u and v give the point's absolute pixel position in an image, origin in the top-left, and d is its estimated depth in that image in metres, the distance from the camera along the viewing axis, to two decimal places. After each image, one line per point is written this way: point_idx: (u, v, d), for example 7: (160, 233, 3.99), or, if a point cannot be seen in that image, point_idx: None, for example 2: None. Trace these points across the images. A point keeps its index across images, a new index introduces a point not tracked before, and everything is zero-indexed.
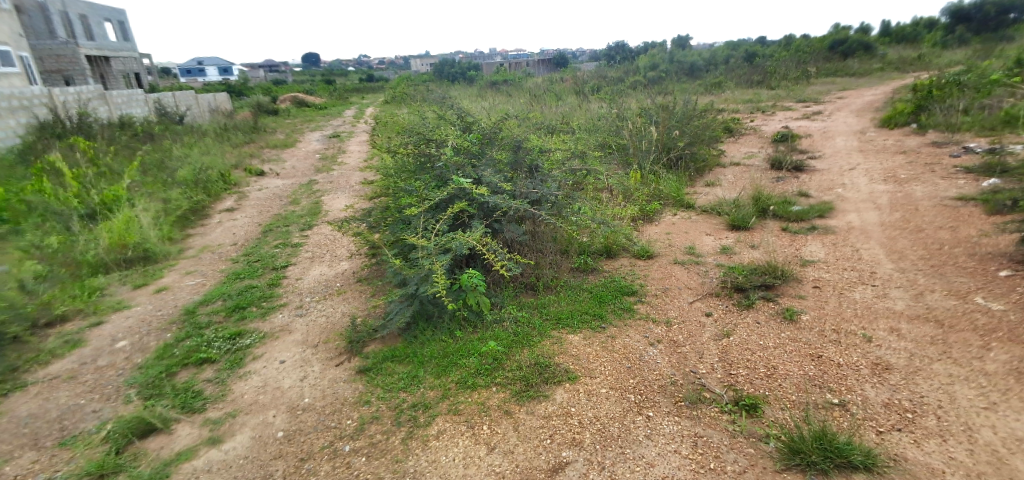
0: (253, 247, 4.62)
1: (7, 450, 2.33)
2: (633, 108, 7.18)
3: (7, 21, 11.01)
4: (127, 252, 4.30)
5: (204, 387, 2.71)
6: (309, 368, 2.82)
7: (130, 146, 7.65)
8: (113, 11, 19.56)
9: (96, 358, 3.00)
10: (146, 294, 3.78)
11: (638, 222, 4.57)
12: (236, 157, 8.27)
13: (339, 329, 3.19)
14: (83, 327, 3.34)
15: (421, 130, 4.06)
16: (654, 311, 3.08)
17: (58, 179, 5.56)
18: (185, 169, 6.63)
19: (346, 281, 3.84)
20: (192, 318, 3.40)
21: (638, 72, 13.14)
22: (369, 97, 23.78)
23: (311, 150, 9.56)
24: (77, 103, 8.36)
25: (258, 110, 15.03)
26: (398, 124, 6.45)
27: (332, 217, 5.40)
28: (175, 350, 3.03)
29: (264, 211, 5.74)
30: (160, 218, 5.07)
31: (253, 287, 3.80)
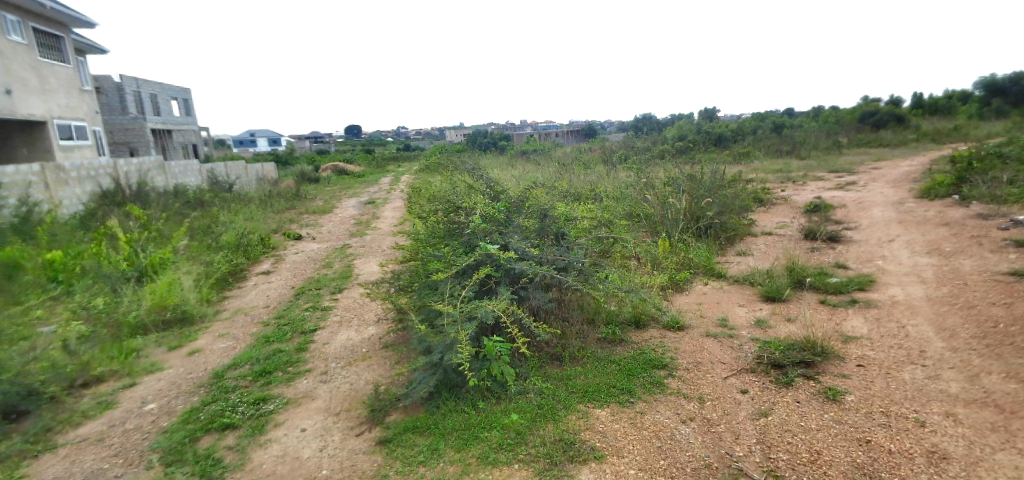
0: (285, 310, 4.73)
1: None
2: (661, 177, 7.26)
3: (87, 100, 12.23)
4: (166, 314, 4.46)
5: (225, 454, 2.69)
6: (329, 437, 2.78)
7: (180, 212, 8.13)
8: (179, 90, 21.55)
9: (124, 420, 3.05)
10: (179, 356, 3.87)
11: (667, 291, 4.49)
12: (276, 223, 8.67)
13: (361, 396, 3.17)
14: (117, 388, 3.41)
15: (451, 198, 4.19)
16: (686, 386, 2.95)
17: (113, 244, 5.92)
18: (229, 233, 6.97)
19: (373, 347, 3.85)
20: (220, 381, 3.43)
21: (666, 142, 13.40)
22: (405, 165, 24.87)
23: (347, 216, 9.95)
24: (137, 173, 9.05)
25: (302, 177, 15.88)
26: (431, 192, 6.69)
27: (362, 280, 5.52)
28: (200, 414, 3.05)
29: (298, 274, 5.92)
30: (200, 281, 5.28)
31: (281, 351, 3.84)
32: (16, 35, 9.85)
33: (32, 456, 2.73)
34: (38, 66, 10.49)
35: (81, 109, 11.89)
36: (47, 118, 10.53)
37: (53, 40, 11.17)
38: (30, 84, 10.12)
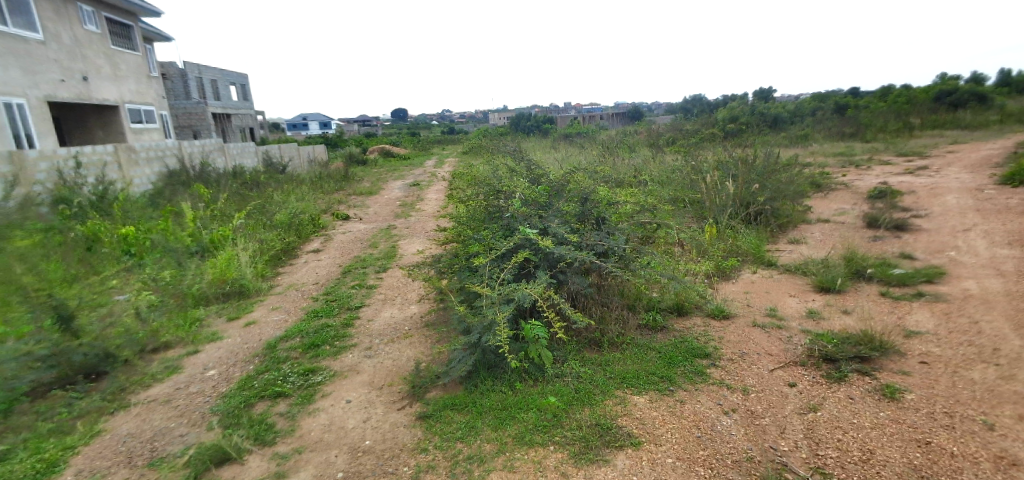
0: (333, 287, 4.90)
1: (107, 465, 2.53)
2: (710, 161, 7.00)
3: (154, 86, 12.95)
4: (225, 287, 4.72)
5: (277, 420, 2.84)
6: (372, 410, 2.88)
7: (239, 191, 8.53)
8: (237, 75, 22.49)
9: (188, 384, 3.26)
10: (237, 326, 4.09)
11: (713, 279, 4.36)
12: (326, 203, 8.98)
13: (403, 372, 3.26)
14: (182, 354, 3.64)
15: (492, 181, 4.20)
16: (729, 377, 2.86)
17: (178, 221, 6.29)
18: (282, 212, 7.26)
19: (415, 325, 3.94)
20: (273, 352, 3.61)
21: (716, 124, 12.89)
22: (449, 148, 25.08)
23: (393, 197, 10.18)
24: (199, 155, 9.56)
25: (351, 159, 16.33)
26: (473, 174, 6.74)
27: (406, 260, 5.66)
28: (255, 382, 3.22)
29: (345, 253, 6.11)
30: (256, 257, 5.55)
31: (329, 326, 4.00)
32: (91, 25, 10.48)
33: (109, 413, 2.96)
34: (111, 54, 11.16)
35: (149, 94, 12.61)
36: (119, 104, 11.23)
37: (123, 29, 11.83)
38: (103, 71, 10.79)
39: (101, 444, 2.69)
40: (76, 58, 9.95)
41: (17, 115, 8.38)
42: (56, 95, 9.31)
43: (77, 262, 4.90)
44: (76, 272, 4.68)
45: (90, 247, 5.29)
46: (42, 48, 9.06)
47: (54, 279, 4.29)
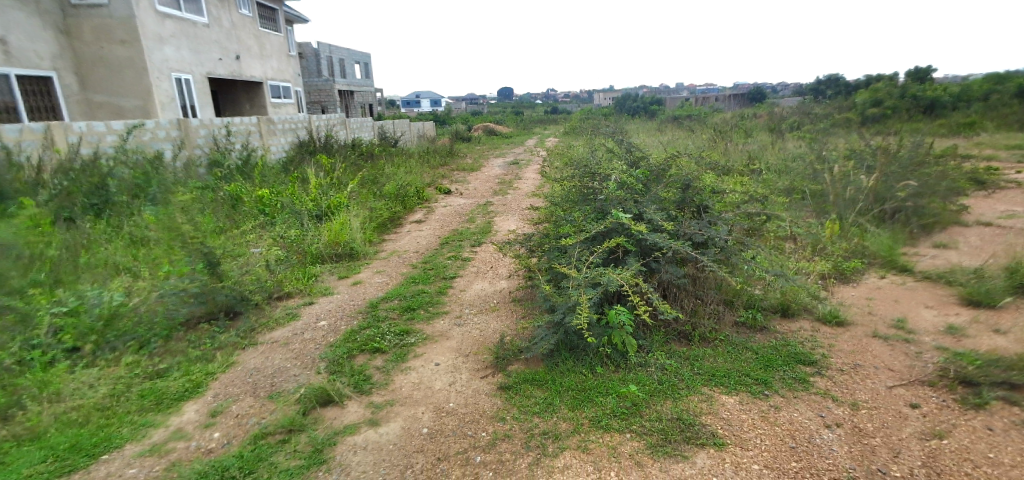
0: (431, 256, 5.16)
1: (237, 392, 2.90)
2: (840, 150, 6.26)
3: (292, 64, 14.31)
4: (339, 248, 5.16)
5: (373, 373, 3.07)
6: (458, 375, 3.01)
7: (356, 161, 9.22)
8: (361, 54, 24.17)
9: (303, 331, 3.61)
10: (346, 284, 4.48)
11: (829, 280, 3.95)
12: (431, 177, 9.42)
13: (489, 343, 3.36)
14: (300, 304, 4.06)
15: (589, 163, 4.15)
16: (837, 388, 2.58)
17: (303, 186, 6.95)
18: (391, 183, 7.74)
19: (504, 299, 4.04)
20: (374, 311, 3.90)
21: (852, 108, 11.45)
22: (552, 128, 25.03)
23: (493, 174, 10.40)
24: (325, 128, 10.46)
25: (457, 136, 16.90)
26: (573, 154, 6.67)
27: (499, 236, 5.79)
28: (357, 336, 3.50)
29: (444, 225, 6.39)
30: (367, 223, 5.98)
31: (424, 292, 4.23)
32: (245, 9, 11.78)
33: (240, 348, 3.39)
34: (260, 35, 12.49)
35: (288, 72, 13.98)
36: (263, 80, 12.56)
37: (269, 12, 13.14)
38: (253, 50, 12.12)
39: (233, 373, 3.10)
40: (232, 39, 11.26)
41: (185, 89, 9.70)
42: (215, 71, 10.63)
43: (224, 217, 5.62)
44: (223, 225, 5.37)
45: (235, 205, 6.04)
46: (207, 30, 10.35)
47: (207, 230, 4.96)
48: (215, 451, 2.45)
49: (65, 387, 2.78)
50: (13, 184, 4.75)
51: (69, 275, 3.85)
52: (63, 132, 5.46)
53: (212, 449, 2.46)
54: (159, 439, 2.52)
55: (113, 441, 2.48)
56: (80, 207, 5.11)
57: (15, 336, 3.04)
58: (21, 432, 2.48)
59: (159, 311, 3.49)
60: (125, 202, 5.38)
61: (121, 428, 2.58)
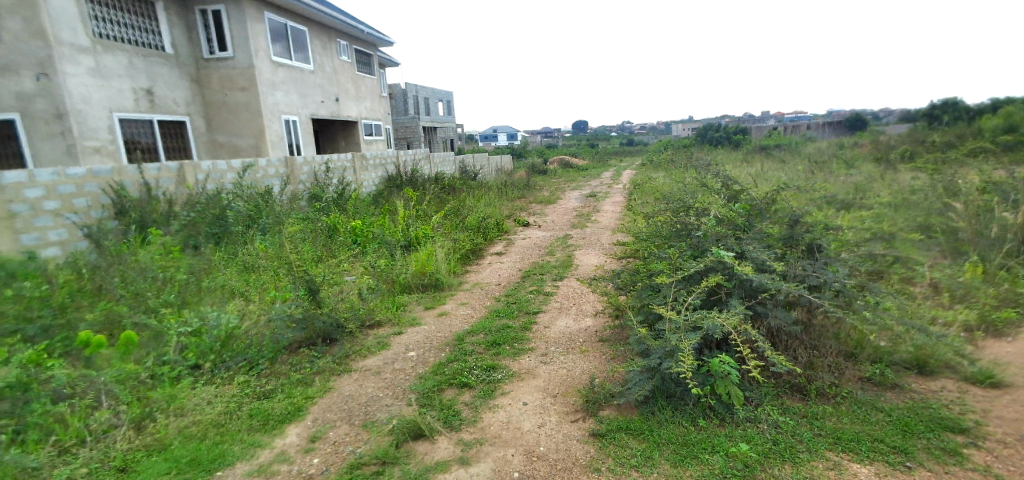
0: (513, 289, 5.14)
1: (333, 418, 2.97)
2: (969, 183, 5.60)
3: (383, 104, 15.28)
4: (425, 278, 5.28)
5: (463, 408, 3.03)
6: (547, 417, 2.90)
7: (439, 194, 9.52)
8: (443, 92, 25.51)
9: (394, 360, 3.67)
10: (432, 315, 4.54)
11: (971, 332, 3.45)
12: (509, 210, 9.54)
13: (579, 385, 3.23)
14: (390, 333, 4.14)
15: (683, 198, 4.01)
16: (1001, 465, 2.19)
17: (392, 218, 7.24)
18: (472, 215, 7.90)
19: (590, 339, 3.90)
20: (461, 344, 3.89)
21: (975, 136, 10.31)
22: (628, 160, 24.71)
23: (571, 207, 10.37)
24: (411, 163, 10.97)
25: (533, 169, 17.11)
26: (659, 187, 6.49)
27: (582, 271, 5.68)
28: (445, 369, 3.50)
29: (525, 257, 6.39)
30: (451, 253, 6.09)
31: (509, 327, 4.18)
32: (345, 56, 12.81)
33: (336, 374, 3.49)
34: (357, 78, 13.49)
35: (379, 110, 14.93)
36: (357, 118, 13.47)
37: (365, 57, 14.20)
38: (350, 92, 13.09)
39: (330, 400, 3.17)
40: (333, 83, 12.23)
41: (291, 129, 10.58)
42: (317, 112, 11.51)
43: (322, 245, 5.94)
44: (321, 253, 5.66)
45: (331, 235, 6.37)
46: (312, 77, 11.33)
47: (308, 257, 5.24)
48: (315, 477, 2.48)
49: (187, 401, 2.97)
50: (152, 216, 5.43)
51: (193, 296, 4.19)
52: (193, 170, 6.07)
53: (312, 475, 2.50)
54: (264, 460, 2.61)
55: (226, 458, 2.60)
56: (203, 236, 5.61)
57: (149, 352, 3.34)
58: (151, 442, 2.67)
59: (266, 335, 3.70)
60: (240, 231, 5.87)
61: (232, 445, 2.70)
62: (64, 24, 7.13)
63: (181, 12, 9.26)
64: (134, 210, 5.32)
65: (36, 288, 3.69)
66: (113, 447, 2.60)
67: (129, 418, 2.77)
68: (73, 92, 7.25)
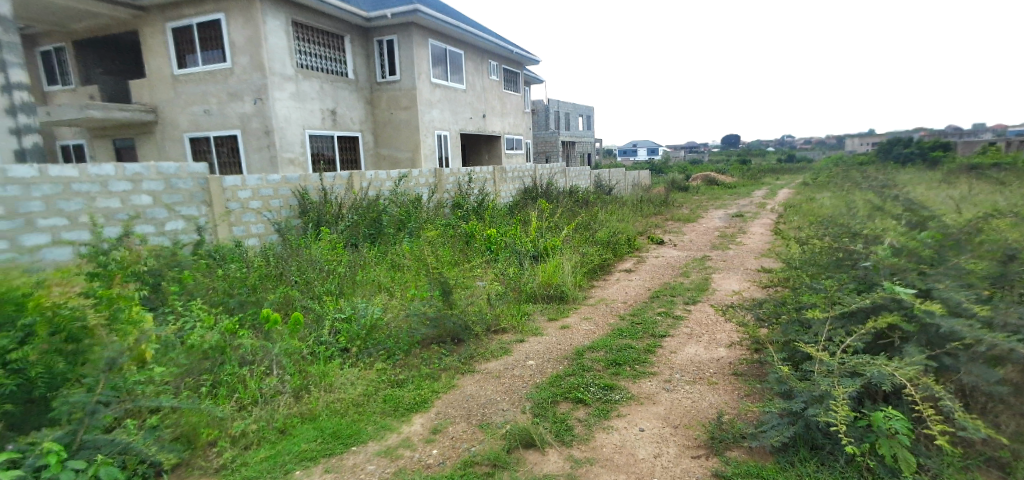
0: (640, 309, 4.97)
1: (455, 414, 3.16)
2: None
3: (526, 119, 15.90)
4: (550, 290, 5.35)
5: (576, 424, 3.01)
6: (664, 448, 2.75)
7: (572, 207, 9.57)
8: (585, 107, 25.74)
9: (513, 367, 3.78)
10: (555, 327, 4.58)
11: None
12: (643, 226, 9.24)
13: (703, 419, 3.01)
14: (513, 340, 4.28)
15: (846, 223, 3.57)
16: None
17: (524, 229, 7.47)
18: (604, 229, 7.80)
19: (720, 371, 3.60)
20: (580, 359, 3.86)
21: None
22: (785, 177, 22.33)
23: (712, 227, 9.70)
24: (547, 176, 11.25)
25: (673, 185, 16.38)
26: (817, 210, 5.78)
27: (718, 296, 5.27)
28: (562, 382, 3.51)
29: (655, 277, 6.14)
30: (579, 267, 6.09)
31: (631, 347, 4.04)
32: (494, 75, 13.63)
33: (461, 373, 3.70)
34: (503, 95, 14.24)
35: (521, 125, 15.56)
36: (501, 132, 14.18)
37: (513, 75, 14.94)
38: (496, 109, 13.86)
39: (451, 397, 3.37)
40: (482, 100, 13.06)
41: (442, 143, 11.51)
42: (465, 128, 12.33)
43: (459, 251, 6.34)
44: (457, 257, 6.05)
45: (467, 241, 6.77)
46: (464, 95, 12.22)
47: (445, 261, 5.63)
48: (432, 467, 2.66)
49: (336, 380, 3.39)
50: (325, 216, 6.30)
51: (348, 288, 4.77)
52: (360, 180, 7.00)
53: (430, 465, 2.68)
54: (392, 443, 2.87)
55: (361, 435, 2.91)
56: (362, 236, 6.36)
57: (312, 332, 3.88)
58: (305, 410, 3.09)
59: (404, 329, 4.06)
60: (392, 233, 6.53)
61: (367, 425, 3.02)
62: (276, 58, 8.66)
63: (362, 42, 10.67)
64: (313, 212, 6.27)
65: (237, 271, 4.53)
66: (277, 410, 3.06)
67: (291, 388, 3.25)
68: (278, 113, 8.74)
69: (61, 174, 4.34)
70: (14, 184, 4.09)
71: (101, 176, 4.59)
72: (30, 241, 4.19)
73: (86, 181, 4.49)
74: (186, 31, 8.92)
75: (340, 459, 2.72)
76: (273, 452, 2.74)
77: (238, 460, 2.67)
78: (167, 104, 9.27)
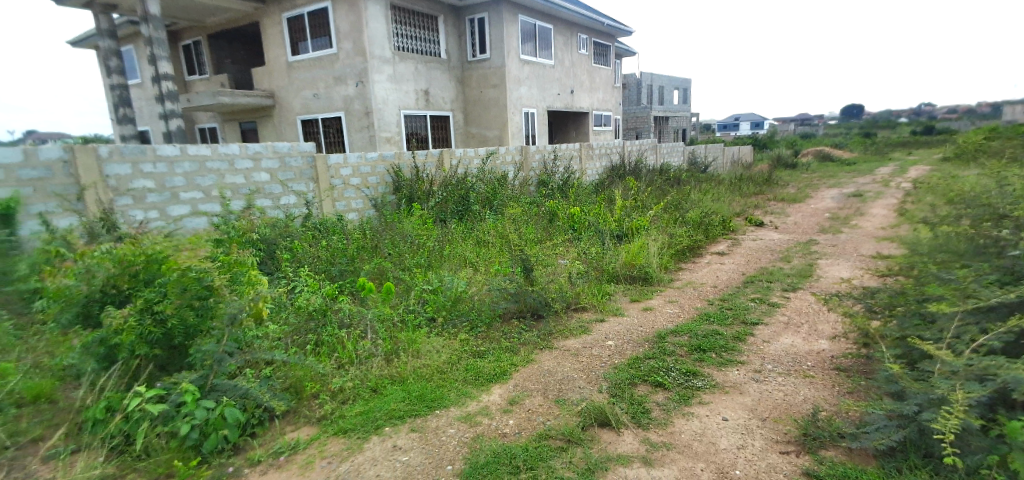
0: (731, 294, 4.70)
1: (533, 388, 3.23)
2: None
3: (616, 94, 15.40)
4: (634, 271, 5.22)
5: (653, 407, 2.96)
6: (750, 440, 2.62)
7: (663, 185, 9.19)
8: (682, 80, 24.35)
9: (592, 346, 3.77)
10: (637, 308, 4.48)
11: None
12: (741, 207, 8.64)
13: (797, 413, 2.82)
14: (592, 319, 4.26)
15: (984, 205, 3.09)
16: None
17: (609, 207, 7.32)
18: (695, 209, 7.42)
19: (820, 365, 3.33)
20: (662, 342, 3.76)
21: None
22: (917, 152, 19.64)
23: (822, 208, 8.84)
24: (637, 153, 10.88)
25: (779, 162, 15.09)
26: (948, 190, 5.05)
27: (823, 284, 4.83)
28: (642, 364, 3.44)
29: (751, 261, 5.75)
30: (665, 248, 5.86)
31: (719, 334, 3.85)
32: (583, 49, 13.31)
33: (539, 348, 3.77)
34: (593, 70, 13.88)
35: (611, 101, 15.10)
36: (590, 109, 13.88)
37: (603, 49, 14.48)
38: (585, 84, 13.56)
39: (529, 371, 3.44)
40: (570, 76, 12.85)
41: (530, 121, 11.53)
42: (553, 105, 12.23)
43: (542, 229, 6.38)
44: (541, 236, 6.09)
45: (551, 219, 6.78)
46: (552, 71, 12.09)
47: (527, 239, 5.70)
48: (509, 436, 2.76)
49: (423, 347, 3.60)
50: (417, 192, 6.63)
51: (436, 261, 5.00)
52: (450, 157, 7.24)
53: (506, 434, 2.78)
54: (472, 410, 3.01)
55: (444, 400, 3.08)
56: (450, 212, 6.62)
57: (402, 302, 4.14)
58: (394, 373, 3.33)
59: (487, 303, 4.20)
60: (478, 210, 6.72)
61: (450, 391, 3.18)
62: (376, 41, 9.10)
63: (455, 22, 10.88)
64: (406, 188, 6.61)
65: (339, 242, 4.92)
66: (371, 371, 3.32)
67: (383, 351, 3.51)
68: (378, 95, 9.23)
69: (198, 153, 4.96)
70: (162, 161, 4.76)
71: (229, 155, 5.18)
72: (174, 211, 4.88)
73: (217, 159, 5.09)
74: (298, 21, 9.67)
75: (424, 420, 2.91)
76: (366, 409, 2.99)
77: (337, 412, 2.95)
78: (283, 90, 10.16)
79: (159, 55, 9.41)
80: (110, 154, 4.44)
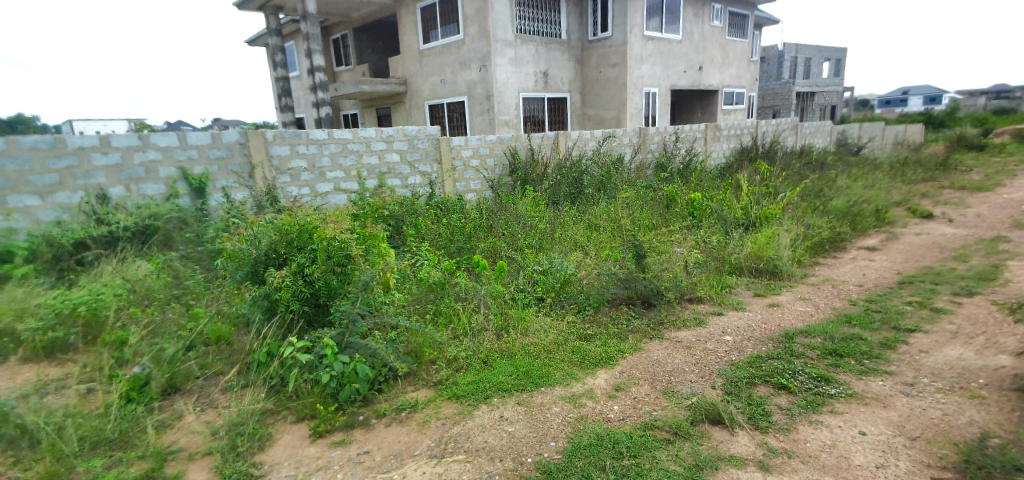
0: (880, 295, 4.11)
1: (640, 376, 3.14)
2: None
3: (752, 70, 14.06)
4: (760, 263, 4.79)
5: (774, 411, 2.72)
6: (893, 459, 2.31)
7: (802, 170, 8.26)
8: (834, 50, 21.43)
9: (707, 339, 3.57)
10: (761, 304, 4.13)
11: None
12: (903, 195, 7.44)
13: (959, 437, 2.41)
14: (709, 311, 4.02)
15: None
16: None
17: (736, 193, 6.76)
18: (840, 198, 6.57)
19: (996, 384, 2.79)
20: (789, 343, 3.42)
21: None
22: None
23: (1017, 198, 7.28)
24: (772, 133, 9.90)
25: (960, 143, 12.69)
26: None
27: (1009, 289, 4.01)
28: (763, 364, 3.18)
29: (909, 259, 4.97)
30: (800, 240, 5.29)
31: (861, 339, 3.41)
32: (716, 21, 12.30)
33: (649, 337, 3.65)
34: (726, 43, 12.79)
35: (746, 77, 13.82)
36: (721, 87, 12.85)
37: (739, 19, 13.24)
38: (716, 60, 12.57)
39: (637, 359, 3.36)
40: (700, 51, 11.99)
41: (651, 101, 11.03)
42: (679, 83, 11.54)
43: (658, 214, 6.12)
44: (656, 221, 5.84)
45: (669, 204, 6.46)
46: (679, 47, 11.39)
47: (641, 225, 5.53)
48: (614, 422, 2.73)
49: (531, 325, 3.69)
50: (532, 175, 6.72)
51: (547, 243, 5.06)
52: (565, 140, 7.23)
53: (610, 419, 2.75)
54: (577, 391, 3.02)
55: (550, 379, 3.14)
56: (564, 195, 6.62)
57: (512, 281, 4.26)
58: (503, 348, 3.45)
59: (596, 286, 4.15)
60: (591, 193, 6.64)
61: (555, 371, 3.23)
62: (500, 25, 9.29)
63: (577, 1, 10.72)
64: (522, 170, 6.74)
65: (458, 220, 5.18)
66: (483, 344, 3.48)
67: (494, 326, 3.66)
68: (501, 78, 9.45)
69: (342, 137, 5.52)
70: (314, 144, 5.36)
71: (366, 138, 5.70)
72: (322, 188, 5.49)
73: (357, 142, 5.63)
74: (430, 10, 10.21)
75: (530, 395, 2.99)
76: (477, 378, 3.16)
77: (451, 379, 3.16)
78: (415, 77, 10.86)
79: (314, 49, 10.56)
80: (274, 138, 5.12)
